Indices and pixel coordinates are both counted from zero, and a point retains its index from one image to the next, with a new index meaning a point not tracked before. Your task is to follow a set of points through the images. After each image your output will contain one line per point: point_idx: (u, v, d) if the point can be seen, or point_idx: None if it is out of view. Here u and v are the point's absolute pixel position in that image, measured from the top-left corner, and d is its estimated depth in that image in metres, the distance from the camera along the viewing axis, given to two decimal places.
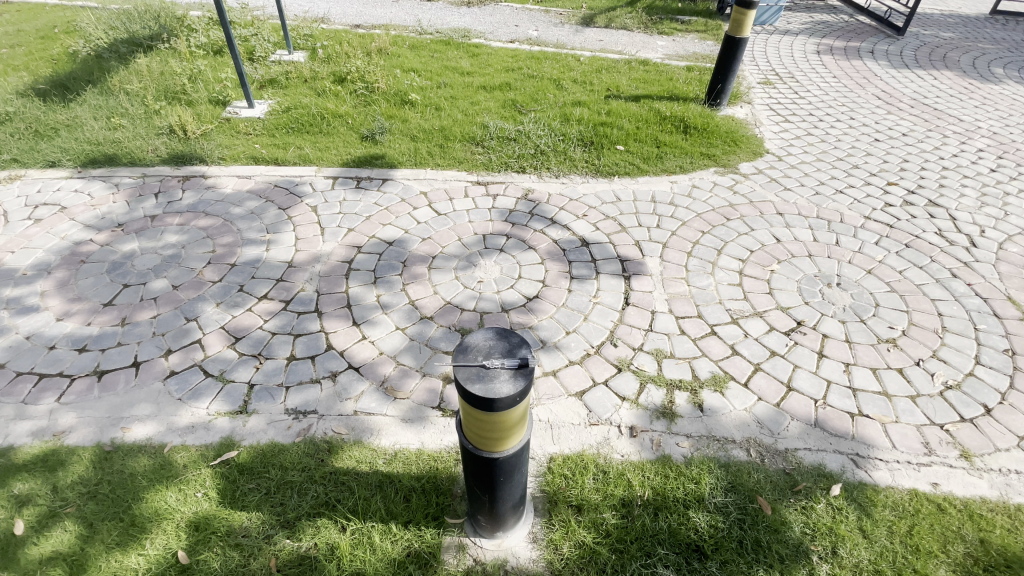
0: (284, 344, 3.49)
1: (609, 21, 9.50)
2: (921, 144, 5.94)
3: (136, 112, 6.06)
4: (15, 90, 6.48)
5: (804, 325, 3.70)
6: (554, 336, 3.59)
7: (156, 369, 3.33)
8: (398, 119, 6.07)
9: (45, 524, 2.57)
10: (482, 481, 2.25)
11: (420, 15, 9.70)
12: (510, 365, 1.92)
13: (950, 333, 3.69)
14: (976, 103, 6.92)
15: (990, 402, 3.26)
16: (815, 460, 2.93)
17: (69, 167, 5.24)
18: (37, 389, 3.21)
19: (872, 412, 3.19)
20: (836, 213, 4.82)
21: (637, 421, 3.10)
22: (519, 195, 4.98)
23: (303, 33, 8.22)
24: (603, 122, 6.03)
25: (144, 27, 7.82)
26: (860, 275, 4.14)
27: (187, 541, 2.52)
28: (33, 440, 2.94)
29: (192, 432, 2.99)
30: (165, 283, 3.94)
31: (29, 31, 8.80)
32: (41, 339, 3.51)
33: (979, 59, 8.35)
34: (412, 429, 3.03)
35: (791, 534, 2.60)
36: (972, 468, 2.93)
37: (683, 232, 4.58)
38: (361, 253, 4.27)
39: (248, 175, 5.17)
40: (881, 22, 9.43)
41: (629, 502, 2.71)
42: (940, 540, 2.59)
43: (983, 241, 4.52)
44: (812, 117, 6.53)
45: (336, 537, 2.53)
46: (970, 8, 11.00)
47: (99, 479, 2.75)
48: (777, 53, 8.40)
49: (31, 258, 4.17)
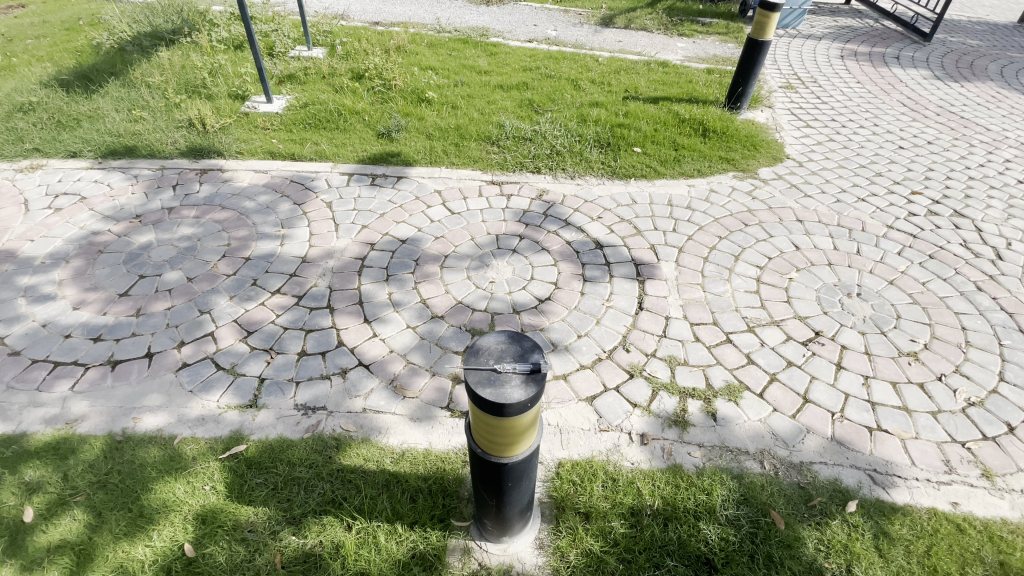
0: (295, 339, 3.49)
1: (629, 22, 9.41)
2: (947, 153, 5.80)
3: (156, 105, 6.12)
4: (40, 81, 6.57)
5: (823, 336, 3.62)
6: (566, 339, 3.54)
7: (168, 361, 3.34)
8: (415, 117, 6.06)
9: (54, 512, 2.58)
10: (490, 485, 2.22)
11: (439, 13, 9.70)
12: (521, 370, 1.89)
13: (974, 348, 3.59)
14: (1003, 112, 6.76)
15: (1014, 420, 3.16)
16: (831, 475, 2.86)
17: (89, 158, 5.30)
18: (51, 377, 3.24)
19: (891, 427, 3.11)
20: (857, 222, 4.72)
21: (648, 429, 3.05)
22: (533, 195, 4.94)
23: (322, 30, 8.23)
24: (620, 124, 5.98)
25: (167, 22, 7.94)
26: (881, 286, 4.04)
27: (193, 535, 2.52)
28: (46, 428, 2.97)
29: (201, 425, 3.00)
30: (180, 274, 3.97)
31: (54, 22, 8.93)
32: (56, 327, 3.55)
33: (1008, 68, 8.15)
34: (419, 428, 3.01)
35: (804, 550, 2.54)
36: (993, 488, 2.84)
37: (700, 237, 4.51)
38: (373, 250, 4.26)
39: (264, 169, 5.20)
40: (907, 27, 9.26)
41: (638, 511, 2.67)
42: (959, 562, 2.51)
43: (1010, 254, 4.40)
44: (834, 122, 6.42)
45: (341, 536, 2.52)
46: (998, 14, 10.79)
47: (109, 469, 2.77)
48: (799, 57, 8.27)
49: (49, 248, 4.22)
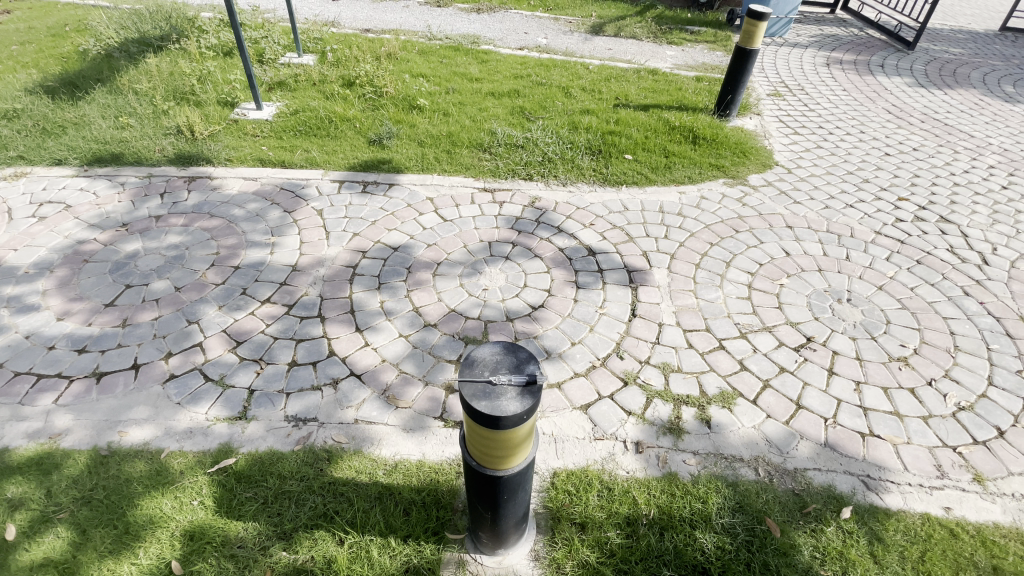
0: (285, 349, 3.44)
1: (619, 30, 9.50)
2: (932, 160, 5.88)
3: (144, 112, 6.06)
4: (24, 88, 6.48)
5: (814, 341, 3.64)
6: (560, 346, 3.53)
7: (154, 372, 3.28)
8: (406, 124, 6.05)
9: (38, 529, 2.52)
10: (485, 497, 2.19)
11: (430, 21, 9.72)
12: (517, 382, 1.87)
13: (962, 352, 3.62)
14: (987, 119, 6.87)
15: (1004, 424, 3.19)
16: (825, 481, 2.86)
17: (74, 166, 5.23)
18: (34, 390, 3.17)
19: (884, 432, 3.12)
20: (846, 228, 4.76)
21: (642, 437, 3.04)
22: (526, 203, 4.94)
23: (313, 36, 8.20)
24: (611, 131, 6.01)
25: (155, 28, 7.86)
26: (870, 291, 4.08)
27: (181, 551, 2.47)
28: (29, 442, 2.89)
29: (189, 438, 2.94)
30: (167, 284, 3.90)
31: (40, 28, 8.83)
32: (40, 338, 3.48)
33: (990, 75, 8.30)
34: (413, 439, 2.98)
35: (800, 558, 2.53)
36: (985, 492, 2.85)
37: (691, 244, 4.53)
38: (365, 258, 4.22)
39: (254, 176, 5.15)
40: (891, 36, 9.42)
41: (633, 521, 2.65)
42: (953, 567, 2.52)
43: (996, 259, 4.46)
44: (822, 129, 6.50)
45: (334, 551, 2.48)
46: (980, 23, 11.01)
47: (94, 484, 2.70)
48: (787, 65, 8.38)
49: (33, 257, 4.14)
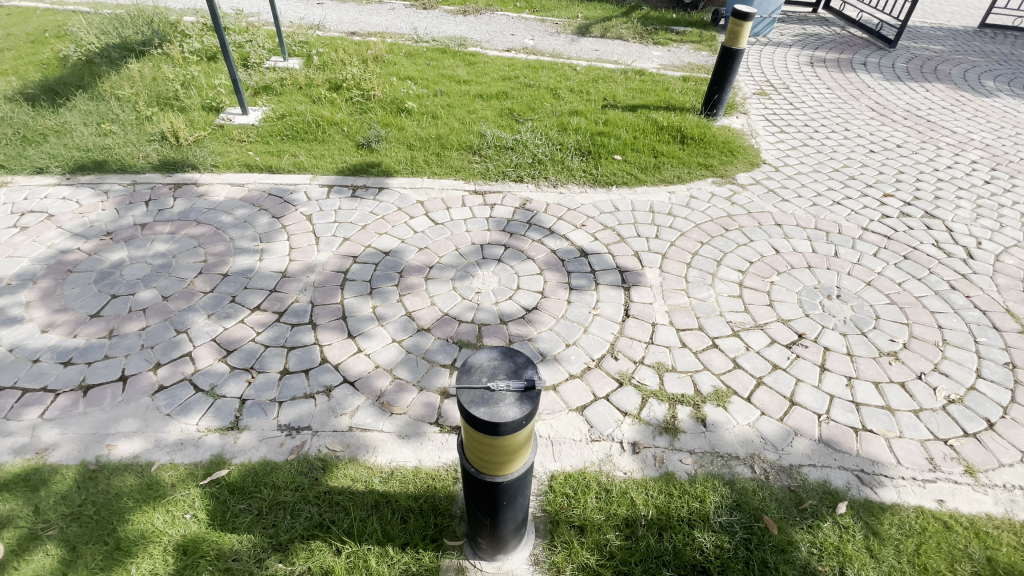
0: (277, 357, 3.40)
1: (605, 31, 9.53)
2: (916, 156, 5.96)
3: (127, 118, 5.97)
4: (3, 95, 6.35)
5: (806, 338, 3.67)
6: (554, 348, 3.52)
7: (143, 383, 3.22)
8: (395, 126, 6.02)
9: (26, 547, 2.46)
10: (484, 503, 2.17)
11: (416, 23, 9.68)
12: (515, 388, 1.85)
13: (951, 346, 3.66)
14: (968, 115, 6.97)
15: (993, 416, 3.23)
16: (821, 476, 2.88)
17: (56, 174, 5.13)
18: (19, 404, 3.10)
19: (876, 427, 3.15)
20: (834, 225, 4.81)
21: (638, 437, 3.03)
22: (516, 204, 4.93)
23: (298, 40, 8.13)
24: (600, 132, 6.02)
25: (136, 33, 7.75)
26: (860, 287, 4.11)
27: (174, 566, 2.42)
28: (15, 458, 2.83)
29: (180, 450, 2.89)
30: (154, 293, 3.84)
31: (18, 34, 8.67)
32: (24, 351, 3.40)
33: (970, 72, 8.43)
34: (408, 445, 2.95)
35: (798, 554, 2.54)
36: (977, 484, 2.88)
37: (682, 243, 4.55)
38: (356, 263, 4.19)
39: (241, 182, 5.09)
40: (872, 34, 9.55)
41: (632, 522, 2.64)
42: (948, 559, 2.54)
43: (981, 253, 4.53)
44: (808, 127, 6.56)
45: (331, 561, 2.45)
46: (959, 20, 11.20)
47: (83, 499, 2.65)
48: (771, 64, 8.46)
49: (15, 268, 4.06)
